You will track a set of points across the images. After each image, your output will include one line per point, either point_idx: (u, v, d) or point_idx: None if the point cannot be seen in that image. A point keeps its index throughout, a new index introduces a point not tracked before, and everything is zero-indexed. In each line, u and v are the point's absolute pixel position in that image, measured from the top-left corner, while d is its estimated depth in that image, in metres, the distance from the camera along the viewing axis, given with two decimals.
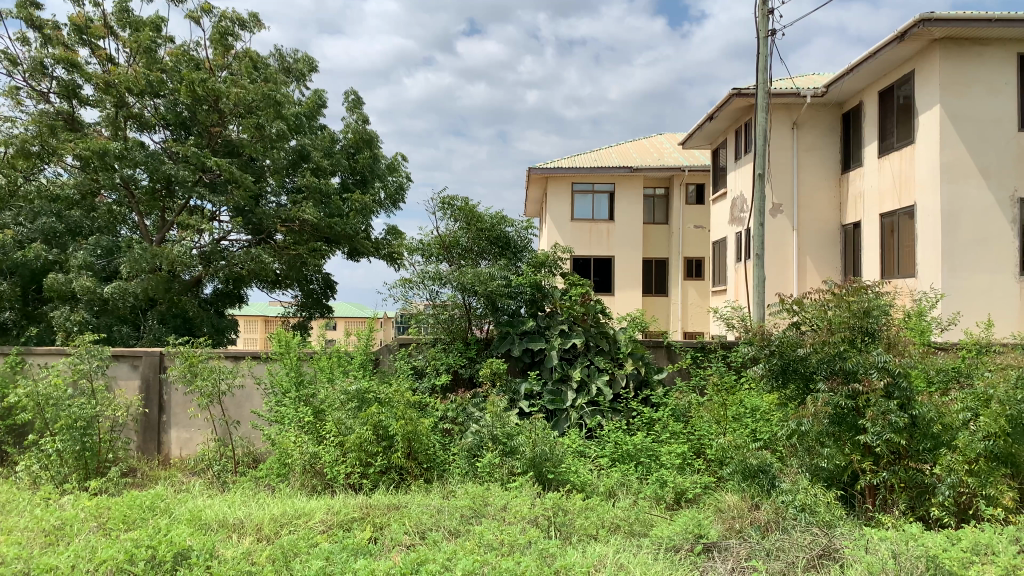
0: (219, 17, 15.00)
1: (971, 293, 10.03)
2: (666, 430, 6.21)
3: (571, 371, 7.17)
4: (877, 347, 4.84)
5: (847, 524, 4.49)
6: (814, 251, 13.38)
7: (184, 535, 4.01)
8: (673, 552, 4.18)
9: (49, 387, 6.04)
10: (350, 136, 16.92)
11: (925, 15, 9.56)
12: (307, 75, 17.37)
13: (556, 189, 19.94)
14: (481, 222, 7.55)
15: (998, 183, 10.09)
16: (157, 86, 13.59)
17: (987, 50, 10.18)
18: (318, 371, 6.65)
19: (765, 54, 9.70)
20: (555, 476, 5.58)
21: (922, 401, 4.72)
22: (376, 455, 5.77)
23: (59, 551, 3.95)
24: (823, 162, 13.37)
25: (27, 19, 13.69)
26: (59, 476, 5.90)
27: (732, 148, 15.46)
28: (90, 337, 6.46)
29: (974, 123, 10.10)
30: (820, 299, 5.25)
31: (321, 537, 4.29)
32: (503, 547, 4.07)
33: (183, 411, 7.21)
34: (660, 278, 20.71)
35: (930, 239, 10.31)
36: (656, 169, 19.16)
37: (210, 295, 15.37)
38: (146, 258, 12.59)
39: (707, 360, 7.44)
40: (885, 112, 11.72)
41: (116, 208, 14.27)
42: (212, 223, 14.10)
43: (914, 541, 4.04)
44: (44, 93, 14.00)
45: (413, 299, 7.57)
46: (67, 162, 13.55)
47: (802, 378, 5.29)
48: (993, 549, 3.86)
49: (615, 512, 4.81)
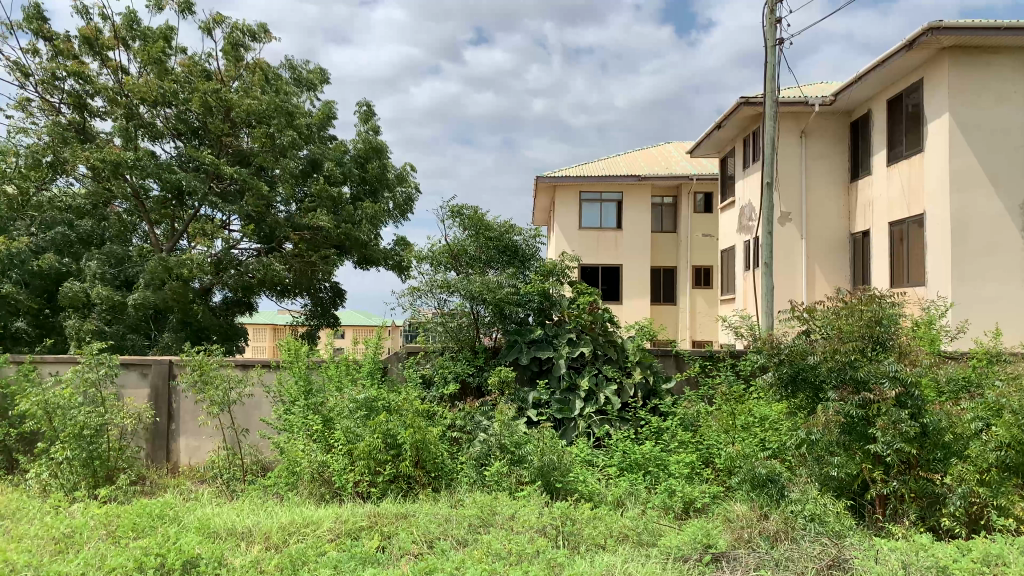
0: (230, 28, 15.22)
1: (981, 302, 9.96)
2: (674, 439, 6.17)
3: (579, 380, 7.15)
4: (887, 357, 4.83)
5: (858, 535, 4.46)
6: (823, 260, 13.32)
7: (194, 543, 4.05)
8: (682, 562, 4.15)
9: (59, 396, 6.08)
10: (361, 146, 16.89)
11: (934, 24, 9.55)
12: (318, 86, 17.54)
13: (563, 198, 20.02)
14: (490, 230, 7.62)
15: (1008, 192, 10.02)
16: (168, 97, 13.77)
17: (996, 59, 10.15)
18: (327, 379, 6.71)
19: (772, 63, 9.73)
20: (563, 485, 5.57)
21: (932, 409, 4.71)
22: (384, 463, 5.80)
23: (70, 558, 3.98)
24: (832, 170, 13.35)
25: (41, 32, 13.94)
26: (69, 483, 5.99)
27: (740, 157, 15.49)
28: (101, 345, 6.51)
29: (983, 132, 10.06)
30: (830, 309, 5.24)
31: (329, 545, 4.31)
32: (511, 556, 4.08)
33: (192, 419, 7.26)
34: (668, 287, 20.64)
35: (939, 248, 10.25)
36: (664, 178, 19.14)
37: (220, 304, 15.47)
38: (161, 266, 12.77)
39: (714, 369, 7.42)
40: (893, 121, 11.71)
41: (128, 217, 14.43)
42: (224, 233, 14.29)
43: (925, 551, 4.00)
44: (55, 104, 14.21)
45: (420, 307, 7.62)
46: (79, 172, 13.76)
47: (812, 388, 5.23)
48: (1005, 559, 3.82)
49: (623, 521, 4.80)
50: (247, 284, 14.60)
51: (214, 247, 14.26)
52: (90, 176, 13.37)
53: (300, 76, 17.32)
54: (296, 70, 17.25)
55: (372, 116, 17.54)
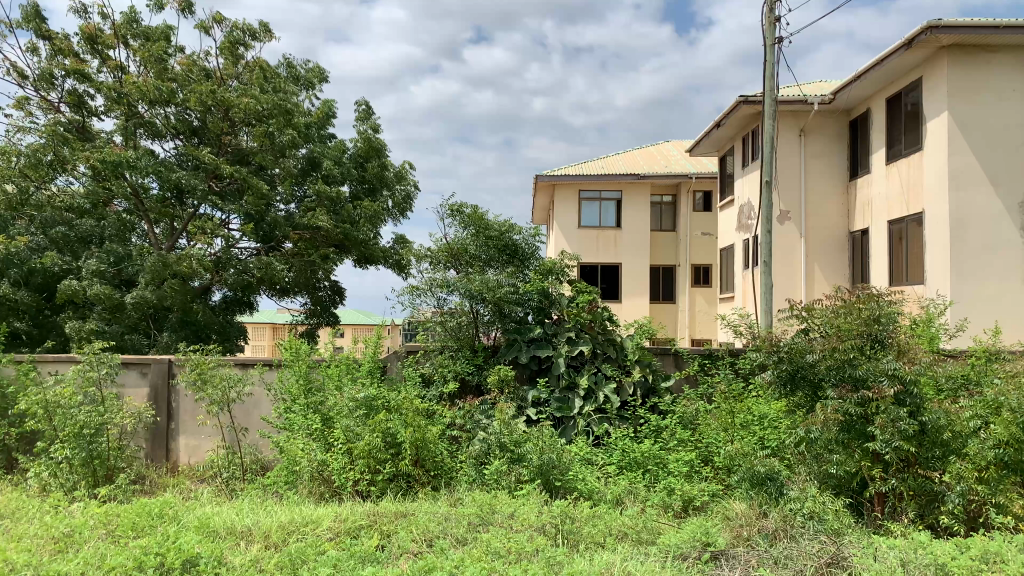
0: (230, 27, 15.20)
1: (980, 300, 9.97)
2: (673, 437, 6.17)
3: (579, 378, 7.15)
4: (886, 355, 4.84)
5: (856, 533, 4.46)
6: (822, 258, 13.33)
7: (193, 542, 4.04)
8: (681, 561, 4.16)
9: (59, 395, 6.08)
10: (361, 145, 16.88)
11: (933, 23, 9.56)
12: (317, 84, 17.52)
13: (562, 197, 20.02)
14: (489, 228, 7.61)
15: (1007, 190, 10.03)
16: (167, 96, 13.75)
17: (995, 57, 10.15)
18: (327, 378, 6.72)
19: (771, 62, 9.73)
20: (562, 483, 5.57)
21: (931, 408, 4.72)
22: (384, 462, 5.80)
23: (69, 557, 3.98)
24: (831, 169, 13.35)
25: (40, 31, 13.91)
26: (68, 482, 5.98)
27: (739, 155, 15.49)
28: (101, 344, 6.51)
29: (982, 130, 10.07)
30: (829, 307, 5.25)
31: (328, 544, 4.31)
32: (510, 555, 4.08)
33: (191, 418, 7.26)
34: (667, 285, 20.65)
35: (938, 247, 10.25)
36: (663, 176, 19.14)
37: (219, 303, 15.47)
38: (160, 266, 12.77)
39: (713, 368, 7.41)
40: (892, 119, 11.71)
41: (127, 217, 14.43)
42: (223, 232, 14.28)
43: (924, 549, 4.01)
44: (54, 104, 14.19)
45: (420, 306, 7.62)
46: (78, 171, 13.74)
47: (811, 386, 5.24)
48: (1003, 557, 3.83)
49: (622, 519, 4.81)
50: (246, 283, 14.59)
51: (213, 246, 14.26)
52: (90, 175, 13.35)
53: (300, 75, 17.29)
54: (295, 68, 17.23)
55: (371, 115, 17.51)
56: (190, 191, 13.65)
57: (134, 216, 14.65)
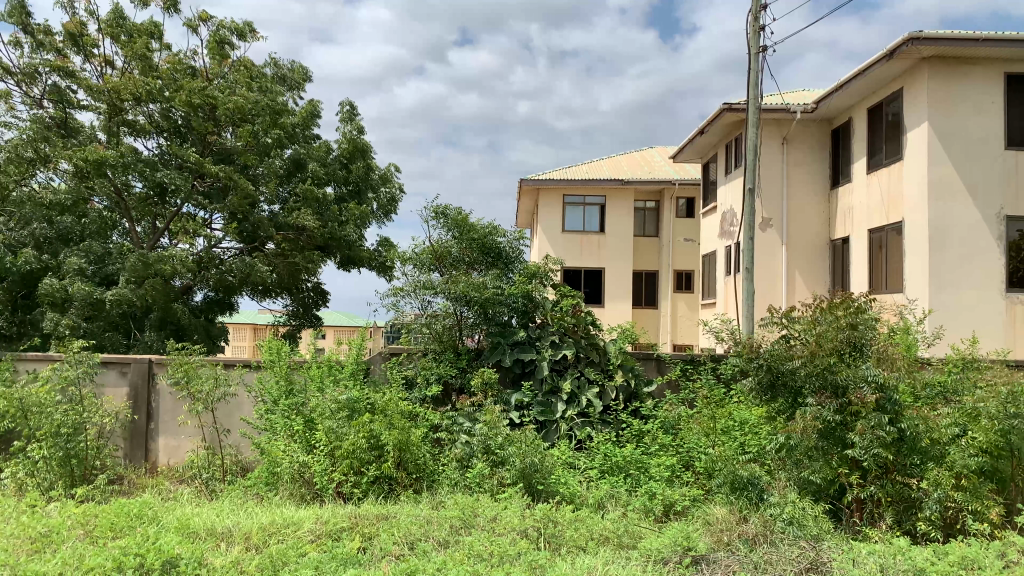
0: (215, 26, 15.09)
1: (959, 310, 10.18)
2: (655, 442, 6.22)
3: (562, 383, 7.19)
4: (866, 362, 4.94)
5: (835, 539, 4.55)
6: (804, 266, 13.52)
7: (173, 544, 3.97)
8: (662, 565, 4.21)
9: (37, 396, 5.97)
10: (344, 146, 16.77)
11: (914, 34, 9.77)
12: (301, 84, 17.43)
13: (547, 201, 20.05)
14: (474, 231, 7.59)
15: (985, 201, 10.26)
16: (153, 94, 13.62)
17: (975, 69, 10.40)
18: (309, 379, 6.67)
19: (756, 70, 9.86)
20: (545, 487, 5.62)
21: (910, 415, 4.84)
22: (368, 464, 5.77)
23: (47, 558, 3.92)
24: (812, 177, 13.57)
25: (22, 24, 13.66)
26: (45, 482, 5.86)
27: (721, 163, 15.66)
28: (81, 343, 6.42)
29: (962, 141, 10.29)
30: (809, 313, 5.31)
31: (310, 546, 4.28)
32: (493, 558, 4.09)
33: (172, 418, 7.15)
34: (650, 291, 20.81)
35: (918, 256, 10.46)
36: (646, 181, 19.30)
37: (200, 303, 15.29)
38: (143, 264, 12.63)
39: (696, 373, 7.42)
40: (873, 129, 11.95)
41: (108, 213, 14.21)
42: (205, 231, 14.13)
43: (902, 554, 4.13)
44: (37, 99, 13.94)
45: (403, 309, 7.58)
46: (60, 167, 13.53)
47: (791, 393, 5.34)
48: (980, 563, 3.94)
49: (604, 523, 4.85)
50: (228, 283, 14.40)
51: (195, 245, 14.11)
52: (71, 170, 13.17)
53: (285, 74, 17.19)
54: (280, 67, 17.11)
55: (356, 116, 17.45)
56: (173, 188, 13.47)
57: (115, 213, 14.41)
